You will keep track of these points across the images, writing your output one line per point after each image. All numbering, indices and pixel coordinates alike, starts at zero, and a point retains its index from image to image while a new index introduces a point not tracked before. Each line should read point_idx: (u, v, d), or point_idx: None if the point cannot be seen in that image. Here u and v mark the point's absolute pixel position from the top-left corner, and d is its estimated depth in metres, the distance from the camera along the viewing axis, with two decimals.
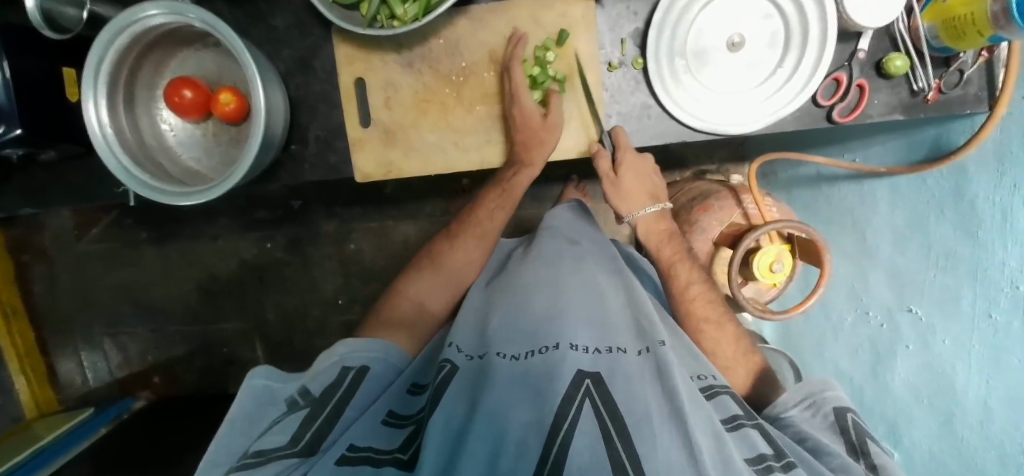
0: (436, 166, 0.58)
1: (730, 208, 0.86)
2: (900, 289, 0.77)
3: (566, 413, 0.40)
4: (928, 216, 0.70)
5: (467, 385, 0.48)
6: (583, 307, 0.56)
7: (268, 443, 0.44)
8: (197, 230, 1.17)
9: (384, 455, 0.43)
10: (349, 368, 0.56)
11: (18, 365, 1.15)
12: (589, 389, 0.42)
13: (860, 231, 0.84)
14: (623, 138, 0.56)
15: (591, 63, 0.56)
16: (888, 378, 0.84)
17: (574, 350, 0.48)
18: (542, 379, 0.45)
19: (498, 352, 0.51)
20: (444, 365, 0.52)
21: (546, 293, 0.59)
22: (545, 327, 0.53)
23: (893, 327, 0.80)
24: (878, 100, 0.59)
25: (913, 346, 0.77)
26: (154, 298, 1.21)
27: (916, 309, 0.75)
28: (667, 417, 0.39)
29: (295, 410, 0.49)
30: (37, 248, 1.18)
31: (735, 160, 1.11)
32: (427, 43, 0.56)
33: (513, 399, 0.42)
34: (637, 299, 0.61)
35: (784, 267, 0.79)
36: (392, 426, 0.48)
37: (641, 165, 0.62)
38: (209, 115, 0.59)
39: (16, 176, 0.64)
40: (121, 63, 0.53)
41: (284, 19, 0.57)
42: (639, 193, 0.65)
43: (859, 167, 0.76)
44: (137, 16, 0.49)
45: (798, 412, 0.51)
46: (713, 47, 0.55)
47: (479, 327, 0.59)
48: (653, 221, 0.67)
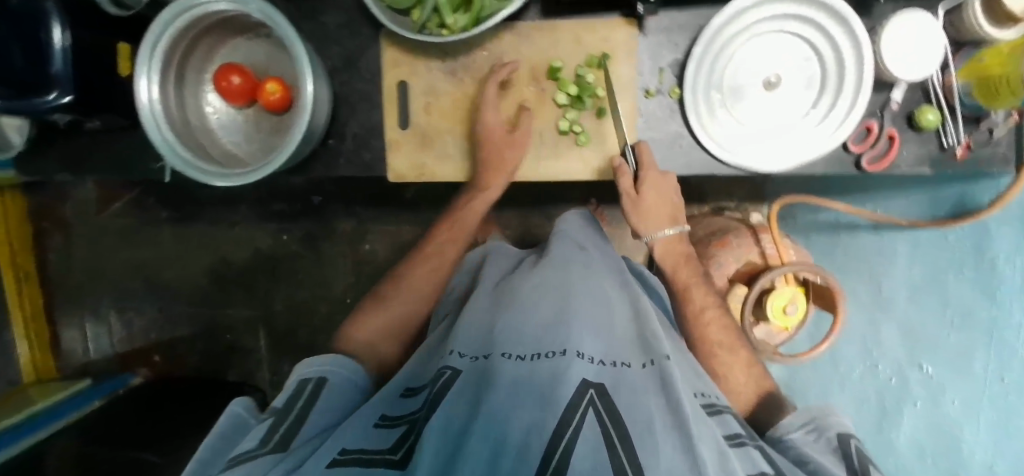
0: (468, 174, 0.60)
1: (748, 246, 0.86)
2: (912, 344, 0.78)
3: (569, 419, 0.37)
4: (947, 272, 0.73)
5: (471, 386, 0.45)
6: (593, 313, 0.53)
7: (244, 446, 0.43)
8: (216, 215, 1.19)
9: (377, 456, 0.41)
10: (306, 380, 0.55)
11: (24, 330, 1.16)
12: (593, 399, 0.39)
13: (874, 283, 0.82)
14: (647, 154, 0.56)
15: (629, 88, 0.57)
16: (892, 435, 0.83)
17: (581, 358, 0.44)
18: (545, 385, 0.41)
19: (503, 353, 0.47)
20: (444, 371, 0.50)
21: (553, 295, 0.55)
22: (552, 330, 0.49)
23: (902, 381, 0.80)
24: (907, 152, 0.60)
25: (922, 404, 0.79)
26: (165, 277, 1.22)
27: (926, 366, 0.77)
28: (670, 428, 0.38)
29: (263, 420, 0.48)
30: (59, 216, 1.20)
31: (755, 200, 1.07)
32: (471, 54, 0.58)
33: (515, 407, 0.39)
34: (644, 314, 0.58)
35: (798, 311, 0.79)
36: (384, 428, 0.46)
37: (666, 185, 0.58)
38: (253, 102, 0.60)
39: (59, 143, 0.66)
40: (177, 44, 0.55)
41: (334, 17, 0.59)
42: (659, 214, 0.60)
43: (881, 217, 0.75)
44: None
45: (800, 435, 0.50)
46: (749, 84, 0.57)
47: (485, 326, 0.55)
48: (672, 242, 0.63)
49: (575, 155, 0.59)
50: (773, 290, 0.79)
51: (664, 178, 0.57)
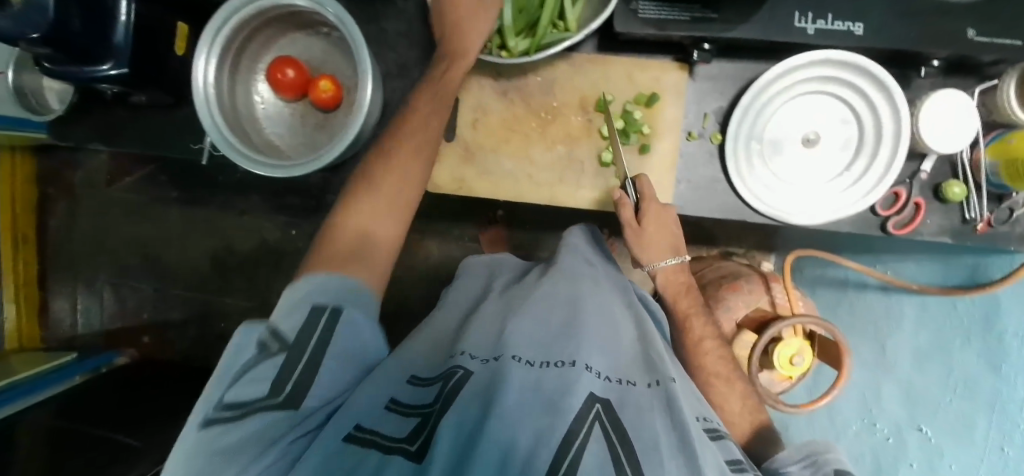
0: (506, 192, 0.61)
1: (758, 292, 0.86)
2: (911, 405, 0.76)
3: (577, 430, 0.33)
4: (953, 339, 0.71)
5: (483, 390, 0.37)
6: (604, 329, 0.48)
7: (245, 392, 0.34)
8: (227, 201, 1.16)
9: (391, 445, 0.33)
10: (321, 309, 0.40)
11: (12, 293, 1.15)
12: (598, 414, 0.34)
13: (881, 338, 0.83)
14: (647, 187, 0.55)
15: (673, 128, 0.58)
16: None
17: (589, 371, 0.39)
18: (553, 395, 0.36)
19: (515, 356, 0.41)
20: (455, 370, 0.42)
21: (563, 308, 0.51)
22: (562, 341, 0.44)
23: (898, 442, 0.78)
24: (930, 221, 0.62)
25: (918, 466, 0.76)
26: (165, 256, 1.19)
27: (925, 429, 0.74)
28: (676, 449, 0.34)
29: (268, 354, 0.37)
30: (66, 183, 1.18)
31: (762, 248, 1.08)
32: (524, 79, 0.59)
33: (526, 418, 0.33)
34: (649, 336, 0.52)
35: (804, 362, 0.79)
36: (399, 413, 0.37)
37: (667, 216, 0.57)
38: (303, 97, 0.61)
39: (97, 112, 0.66)
40: (240, 30, 0.56)
41: (395, 25, 0.60)
42: (662, 245, 0.58)
43: (891, 279, 0.76)
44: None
45: (795, 470, 0.42)
46: (788, 138, 0.59)
47: (492, 328, 0.49)
48: (672, 273, 0.60)
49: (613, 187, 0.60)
50: (780, 339, 0.79)
51: (665, 211, 0.56)
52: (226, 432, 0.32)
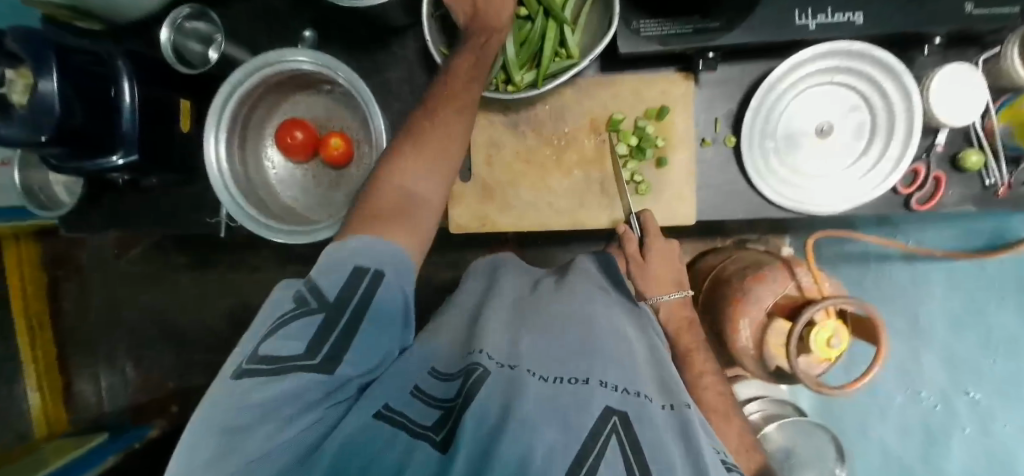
0: (529, 222, 0.62)
1: (784, 280, 0.77)
2: (953, 369, 0.77)
3: (591, 447, 0.32)
4: (987, 301, 0.73)
5: (501, 392, 0.37)
6: (621, 345, 0.46)
7: (281, 348, 0.32)
8: (237, 259, 1.14)
9: (418, 430, 0.34)
10: (364, 271, 0.37)
11: (36, 380, 1.14)
12: (615, 427, 0.34)
13: (909, 310, 0.81)
14: (652, 223, 0.58)
15: (687, 139, 0.59)
16: (945, 460, 0.78)
17: (604, 387, 0.39)
18: (570, 409, 0.35)
19: (531, 371, 0.41)
20: (473, 368, 0.41)
21: (580, 325, 0.49)
22: (576, 355, 0.44)
23: (947, 408, 0.78)
24: (952, 192, 0.62)
25: (971, 429, 0.76)
26: (181, 323, 1.18)
27: (973, 392, 0.75)
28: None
29: (307, 311, 0.34)
30: (74, 263, 1.17)
31: (776, 231, 1.07)
32: (533, 109, 0.60)
33: (541, 430, 0.32)
34: (662, 357, 0.49)
35: (842, 343, 0.71)
36: (424, 401, 0.39)
37: (668, 249, 0.59)
38: (313, 157, 0.61)
39: (109, 196, 0.67)
40: (247, 100, 0.57)
41: (397, 72, 0.62)
42: (666, 278, 0.59)
43: (915, 248, 0.75)
44: (283, 58, 0.54)
45: None
46: (802, 131, 0.59)
47: (506, 334, 0.48)
48: (675, 306, 0.59)
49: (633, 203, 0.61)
50: (813, 323, 0.71)
51: (668, 245, 0.59)
52: (261, 387, 0.31)
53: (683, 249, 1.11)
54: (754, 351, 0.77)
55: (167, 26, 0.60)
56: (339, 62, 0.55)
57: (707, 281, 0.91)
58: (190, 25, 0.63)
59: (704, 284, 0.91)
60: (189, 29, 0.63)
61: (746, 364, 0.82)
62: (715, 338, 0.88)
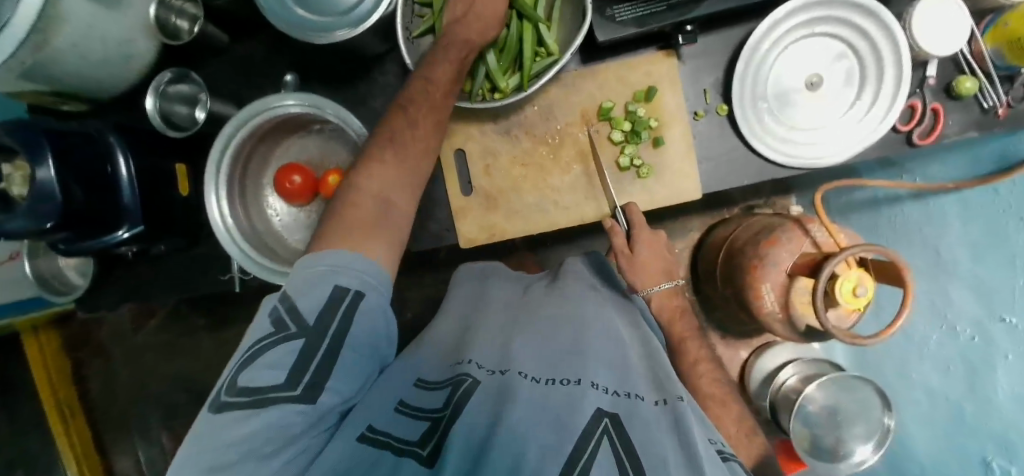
0: (536, 225, 0.62)
1: (800, 238, 0.75)
2: (985, 296, 0.69)
3: (583, 448, 0.33)
4: (1006, 222, 0.66)
5: (489, 402, 0.39)
6: (613, 346, 0.49)
7: (260, 379, 0.33)
8: (253, 311, 1.14)
9: (402, 447, 0.36)
10: (344, 290, 0.38)
11: (76, 467, 1.14)
12: (608, 428, 0.34)
13: (932, 244, 0.78)
14: (637, 215, 0.59)
15: (678, 116, 0.59)
16: (988, 390, 0.69)
17: (596, 388, 0.40)
18: (563, 411, 0.36)
19: (520, 372, 0.43)
20: (461, 378, 0.44)
21: (570, 326, 0.51)
22: (568, 358, 0.45)
23: (986, 338, 0.69)
24: (952, 121, 0.61)
25: (1013, 356, 0.65)
26: (207, 384, 1.17)
27: (1008, 316, 0.66)
28: (685, 470, 0.33)
29: (286, 338, 0.35)
30: (95, 342, 1.18)
31: (781, 192, 1.06)
32: (522, 112, 0.61)
33: (533, 437, 0.34)
34: (656, 353, 0.51)
35: (869, 292, 0.67)
36: (408, 415, 0.41)
37: (657, 240, 0.60)
38: (314, 198, 0.61)
39: (122, 271, 0.67)
40: (242, 151, 0.57)
41: (383, 100, 0.62)
42: (655, 269, 0.60)
43: (923, 185, 0.73)
44: (271, 105, 0.55)
45: None
46: (793, 87, 0.59)
47: (500, 341, 0.51)
48: (666, 296, 0.62)
49: (637, 187, 0.61)
50: (835, 275, 0.69)
51: (656, 237, 0.60)
52: (239, 423, 0.31)
53: (692, 225, 1.10)
54: (781, 315, 0.75)
55: (150, 94, 0.61)
56: (326, 98, 0.55)
57: (722, 253, 0.91)
58: (173, 89, 0.64)
59: (720, 258, 0.92)
60: (172, 92, 0.64)
61: (776, 328, 0.80)
62: (740, 307, 0.87)
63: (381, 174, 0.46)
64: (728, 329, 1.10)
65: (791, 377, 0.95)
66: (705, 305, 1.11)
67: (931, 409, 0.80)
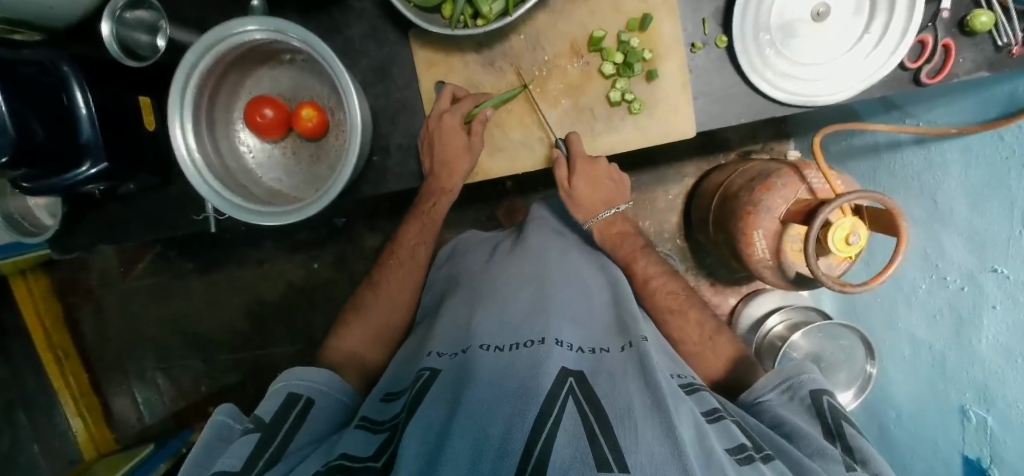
0: (522, 162, 0.61)
1: (794, 184, 0.74)
2: (980, 249, 0.63)
3: (550, 407, 0.36)
4: (1007, 173, 0.58)
5: (448, 386, 0.43)
6: (572, 303, 0.55)
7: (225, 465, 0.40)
8: (243, 256, 1.15)
9: (361, 463, 0.38)
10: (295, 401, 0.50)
11: (75, 407, 1.15)
12: (572, 387, 0.39)
13: (929, 193, 0.74)
14: (578, 145, 0.57)
15: (673, 45, 0.56)
16: (974, 341, 0.67)
17: (560, 345, 0.45)
18: (523, 374, 0.40)
19: (480, 345, 0.47)
20: (423, 372, 0.47)
21: (531, 291, 0.56)
22: (528, 322, 0.50)
23: (975, 288, 0.65)
24: (963, 59, 0.58)
25: (1002, 306, 0.60)
26: (201, 328, 1.18)
27: (1001, 268, 0.60)
28: (649, 408, 0.37)
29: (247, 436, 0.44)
30: (84, 288, 1.18)
31: (779, 137, 1.05)
32: (508, 41, 0.58)
33: (493, 404, 0.36)
34: (626, 302, 0.58)
35: (862, 239, 0.64)
36: (366, 429, 0.43)
37: (597, 172, 0.61)
38: (289, 132, 0.59)
39: (93, 211, 0.65)
40: (205, 85, 0.53)
41: (358, 28, 0.58)
42: (597, 199, 0.65)
43: (924, 131, 0.69)
44: (233, 31, 0.50)
45: (775, 396, 0.49)
46: (797, 18, 0.55)
47: (464, 322, 0.55)
48: (606, 226, 0.67)
49: (630, 125, 0.59)
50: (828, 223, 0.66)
51: (596, 165, 0.60)
52: None
53: (687, 171, 1.08)
54: (772, 261, 0.75)
55: (107, 18, 0.55)
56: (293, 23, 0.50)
57: (715, 200, 0.90)
58: (131, 15, 0.59)
59: (713, 203, 0.91)
60: (131, 19, 0.59)
61: (766, 275, 0.80)
62: (730, 254, 0.87)
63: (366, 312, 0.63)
64: (719, 275, 1.11)
65: (778, 325, 0.97)
66: (695, 252, 1.11)
67: (918, 357, 0.80)
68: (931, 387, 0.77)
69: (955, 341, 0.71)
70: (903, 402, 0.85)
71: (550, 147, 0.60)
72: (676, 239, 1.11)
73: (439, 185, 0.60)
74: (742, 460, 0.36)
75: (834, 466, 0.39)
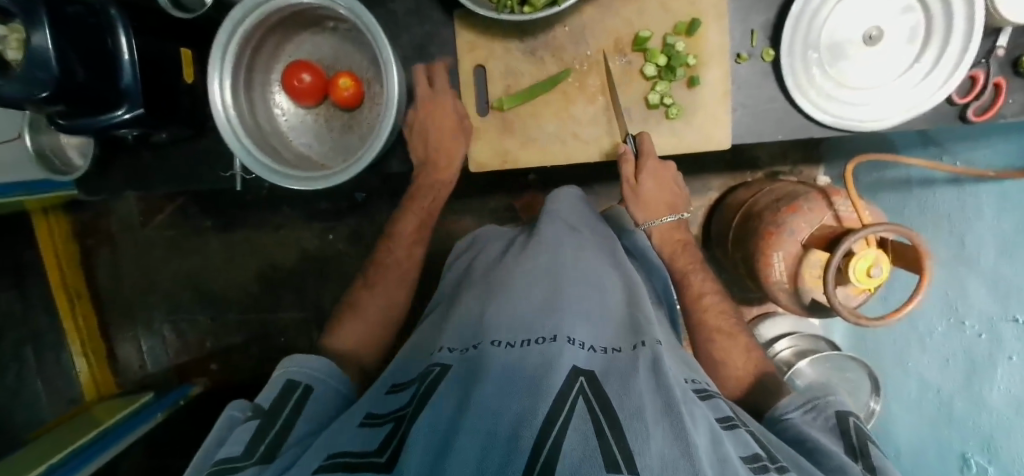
0: (553, 156, 0.60)
1: (821, 210, 0.73)
2: (1003, 296, 0.62)
3: (560, 406, 0.36)
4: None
5: (458, 379, 0.43)
6: (586, 302, 0.55)
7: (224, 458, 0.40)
8: (261, 219, 1.16)
9: (365, 457, 0.38)
10: (293, 385, 0.51)
11: (81, 347, 1.17)
12: (582, 386, 0.39)
13: (958, 233, 0.71)
14: (649, 145, 0.56)
15: (719, 53, 0.55)
16: (985, 390, 0.66)
17: (571, 343, 0.45)
18: (534, 373, 0.40)
19: (491, 342, 0.47)
20: (433, 368, 0.48)
21: (546, 287, 0.56)
22: (541, 318, 0.50)
23: (994, 336, 0.64)
24: (1013, 100, 0.56)
25: (1019, 357, 0.59)
26: (213, 284, 1.20)
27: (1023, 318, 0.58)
28: (660, 412, 0.37)
29: (246, 424, 0.45)
30: (103, 232, 1.20)
31: (809, 161, 1.04)
32: (552, 31, 0.57)
33: (502, 402, 0.36)
34: (641, 305, 0.57)
35: (882, 272, 0.64)
36: (370, 426, 0.43)
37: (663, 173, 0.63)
38: (323, 100, 0.59)
39: (123, 158, 0.66)
40: (246, 43, 0.54)
41: (403, 3, 0.58)
42: (658, 204, 0.66)
43: (961, 170, 0.67)
44: None
45: (799, 415, 0.51)
46: (848, 39, 0.54)
47: (476, 317, 0.55)
48: (660, 231, 0.67)
49: (665, 129, 0.58)
50: (850, 253, 0.65)
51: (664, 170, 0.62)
52: None
53: (712, 184, 1.07)
54: (788, 285, 0.74)
55: None
56: None
57: (738, 216, 0.89)
58: None
59: (736, 220, 0.90)
60: None
61: (780, 299, 0.79)
62: (746, 271, 0.86)
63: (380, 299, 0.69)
64: (731, 293, 1.10)
65: (786, 350, 0.96)
66: (711, 267, 1.09)
67: (924, 403, 0.79)
68: (935, 427, 0.76)
69: (965, 385, 0.70)
70: (903, 442, 0.85)
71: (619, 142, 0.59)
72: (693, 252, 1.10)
73: (433, 178, 0.63)
74: (756, 469, 0.36)
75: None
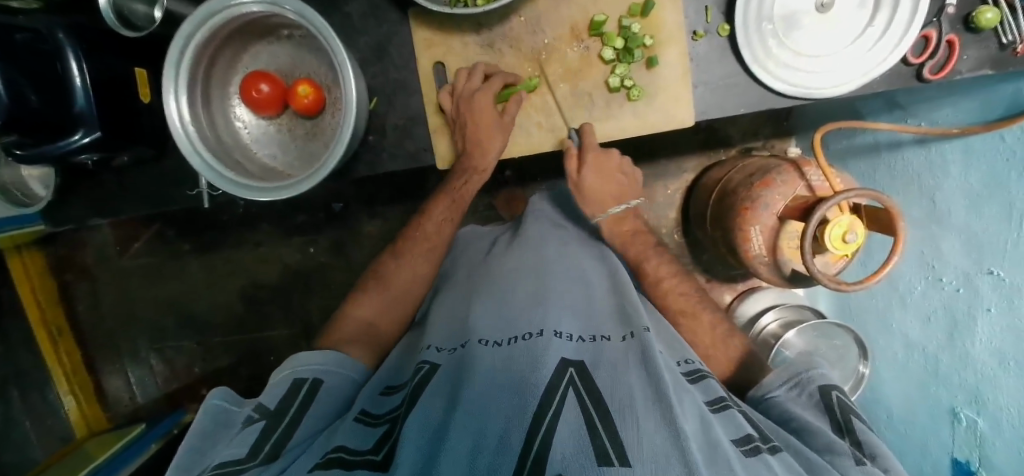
0: (519, 147, 0.61)
1: (793, 182, 0.73)
2: (977, 251, 0.63)
3: (548, 404, 0.35)
4: (1008, 173, 0.57)
5: (448, 378, 0.43)
6: (569, 295, 0.55)
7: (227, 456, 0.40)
8: (239, 237, 1.15)
9: (360, 457, 0.38)
10: (302, 381, 0.50)
11: (67, 385, 1.14)
12: (572, 378, 0.39)
13: (929, 194, 0.73)
14: (590, 137, 0.58)
15: (675, 31, 0.56)
16: (968, 346, 0.67)
17: (558, 337, 0.45)
18: (520, 369, 0.40)
19: (479, 340, 0.47)
20: (422, 365, 0.47)
21: (530, 284, 0.56)
22: (525, 313, 0.50)
23: (972, 292, 0.65)
24: (966, 56, 0.57)
25: (998, 309, 0.60)
26: (197, 308, 1.18)
27: (998, 271, 0.59)
28: (651, 401, 0.37)
29: (252, 424, 0.44)
30: (80, 265, 1.18)
31: (780, 135, 1.05)
32: (508, 23, 0.57)
33: (492, 400, 0.36)
34: (626, 293, 0.58)
35: (858, 237, 0.64)
36: (365, 423, 0.43)
37: (607, 162, 0.63)
38: (284, 109, 0.59)
39: (86, 185, 0.65)
40: (201, 57, 0.53)
41: (358, 6, 0.57)
42: (606, 193, 0.66)
43: (926, 131, 0.68)
44: (229, 3, 0.50)
45: (784, 392, 0.50)
46: (800, 9, 0.54)
47: (461, 316, 0.55)
48: (616, 222, 0.67)
49: (628, 111, 0.59)
50: (824, 220, 0.65)
51: (606, 158, 0.63)
52: None
53: (687, 166, 1.08)
54: (768, 258, 0.74)
55: None
56: None
57: (713, 195, 0.90)
58: None
59: (712, 198, 0.90)
60: None
61: (762, 273, 0.79)
62: (727, 249, 0.86)
63: (369, 304, 0.67)
64: (716, 272, 1.11)
65: (772, 323, 0.97)
66: (694, 248, 1.11)
67: (911, 363, 0.80)
68: (923, 389, 0.77)
69: (949, 343, 0.71)
70: (895, 408, 0.86)
71: (566, 137, 0.60)
72: (674, 235, 1.11)
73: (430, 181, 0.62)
74: (748, 451, 0.36)
75: (842, 461, 0.40)
